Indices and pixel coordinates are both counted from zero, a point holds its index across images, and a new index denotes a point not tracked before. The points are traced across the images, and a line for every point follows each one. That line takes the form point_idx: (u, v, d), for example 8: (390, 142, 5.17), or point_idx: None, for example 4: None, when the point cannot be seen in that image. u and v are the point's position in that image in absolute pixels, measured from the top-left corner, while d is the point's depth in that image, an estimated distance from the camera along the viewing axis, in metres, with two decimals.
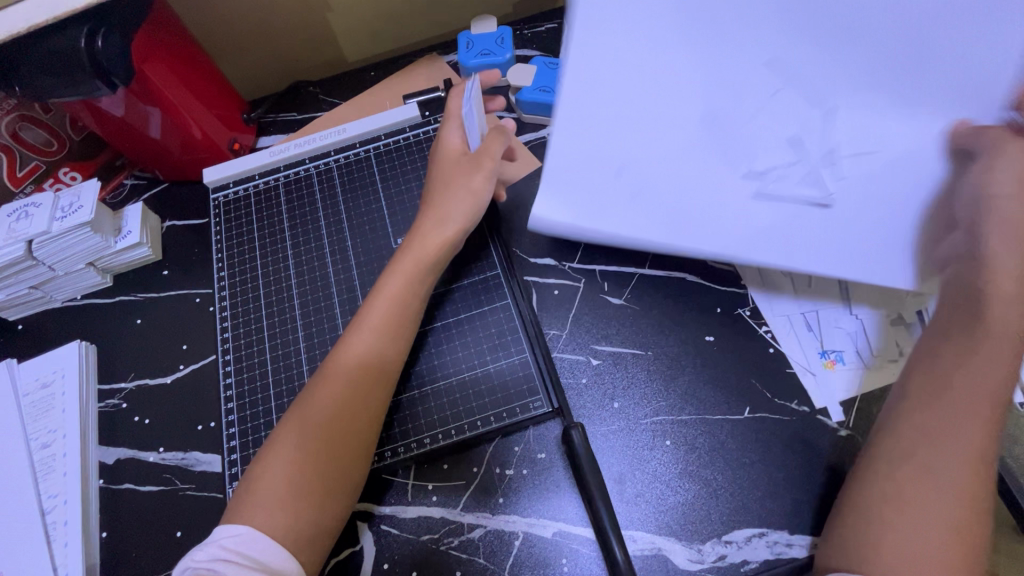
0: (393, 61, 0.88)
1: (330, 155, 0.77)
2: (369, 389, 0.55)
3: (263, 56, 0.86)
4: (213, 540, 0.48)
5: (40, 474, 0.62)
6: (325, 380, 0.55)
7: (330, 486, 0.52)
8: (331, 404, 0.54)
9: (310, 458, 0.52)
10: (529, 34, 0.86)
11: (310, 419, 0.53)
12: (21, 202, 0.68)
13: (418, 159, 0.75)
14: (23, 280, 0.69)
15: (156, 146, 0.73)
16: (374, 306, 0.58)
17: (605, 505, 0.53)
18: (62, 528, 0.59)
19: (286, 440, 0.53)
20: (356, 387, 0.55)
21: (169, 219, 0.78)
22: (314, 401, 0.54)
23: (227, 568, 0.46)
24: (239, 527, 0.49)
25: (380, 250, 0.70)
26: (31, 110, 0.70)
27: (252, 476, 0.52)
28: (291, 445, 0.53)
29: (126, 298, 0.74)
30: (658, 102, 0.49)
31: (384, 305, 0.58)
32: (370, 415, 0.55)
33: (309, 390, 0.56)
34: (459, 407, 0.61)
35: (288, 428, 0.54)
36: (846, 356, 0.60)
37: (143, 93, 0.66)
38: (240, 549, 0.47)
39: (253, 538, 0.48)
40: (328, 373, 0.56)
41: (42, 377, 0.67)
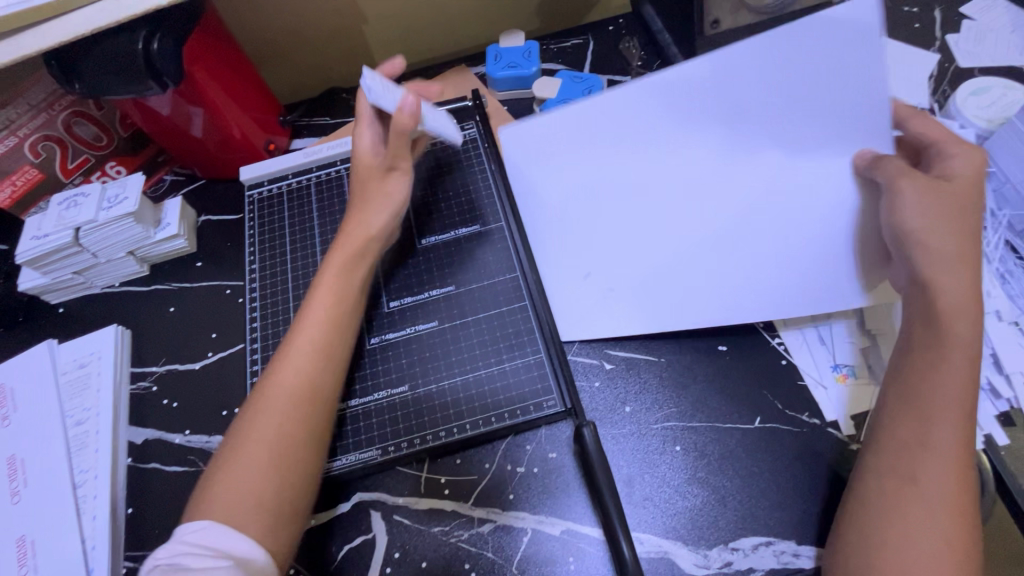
0: (423, 71, 0.92)
1: None
2: (311, 397, 0.57)
3: (301, 62, 0.90)
4: (177, 539, 0.50)
5: (73, 449, 0.65)
6: (275, 393, 0.57)
7: (283, 499, 0.53)
8: (279, 418, 0.55)
9: (265, 474, 0.53)
10: (555, 48, 0.89)
11: (259, 435, 0.55)
12: (71, 192, 0.72)
13: (444, 163, 0.78)
14: (68, 265, 0.73)
15: (196, 144, 0.77)
16: (309, 316, 0.61)
17: (613, 499, 0.54)
18: (92, 501, 0.62)
19: (237, 459, 0.54)
20: (302, 398, 0.56)
21: (204, 214, 0.82)
22: (264, 417, 0.56)
23: (192, 560, 0.48)
24: (200, 523, 0.51)
25: (403, 247, 0.72)
26: (84, 107, 0.75)
27: (203, 492, 0.53)
28: (245, 464, 0.54)
29: (160, 287, 0.77)
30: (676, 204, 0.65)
31: (319, 312, 0.61)
32: (316, 422, 0.56)
33: (255, 405, 0.57)
34: (466, 403, 0.62)
35: (240, 446, 0.55)
36: (858, 371, 0.60)
37: (189, 93, 0.70)
38: (202, 542, 0.49)
39: (214, 531, 0.50)
40: (269, 382, 0.58)
41: (80, 358, 0.71)
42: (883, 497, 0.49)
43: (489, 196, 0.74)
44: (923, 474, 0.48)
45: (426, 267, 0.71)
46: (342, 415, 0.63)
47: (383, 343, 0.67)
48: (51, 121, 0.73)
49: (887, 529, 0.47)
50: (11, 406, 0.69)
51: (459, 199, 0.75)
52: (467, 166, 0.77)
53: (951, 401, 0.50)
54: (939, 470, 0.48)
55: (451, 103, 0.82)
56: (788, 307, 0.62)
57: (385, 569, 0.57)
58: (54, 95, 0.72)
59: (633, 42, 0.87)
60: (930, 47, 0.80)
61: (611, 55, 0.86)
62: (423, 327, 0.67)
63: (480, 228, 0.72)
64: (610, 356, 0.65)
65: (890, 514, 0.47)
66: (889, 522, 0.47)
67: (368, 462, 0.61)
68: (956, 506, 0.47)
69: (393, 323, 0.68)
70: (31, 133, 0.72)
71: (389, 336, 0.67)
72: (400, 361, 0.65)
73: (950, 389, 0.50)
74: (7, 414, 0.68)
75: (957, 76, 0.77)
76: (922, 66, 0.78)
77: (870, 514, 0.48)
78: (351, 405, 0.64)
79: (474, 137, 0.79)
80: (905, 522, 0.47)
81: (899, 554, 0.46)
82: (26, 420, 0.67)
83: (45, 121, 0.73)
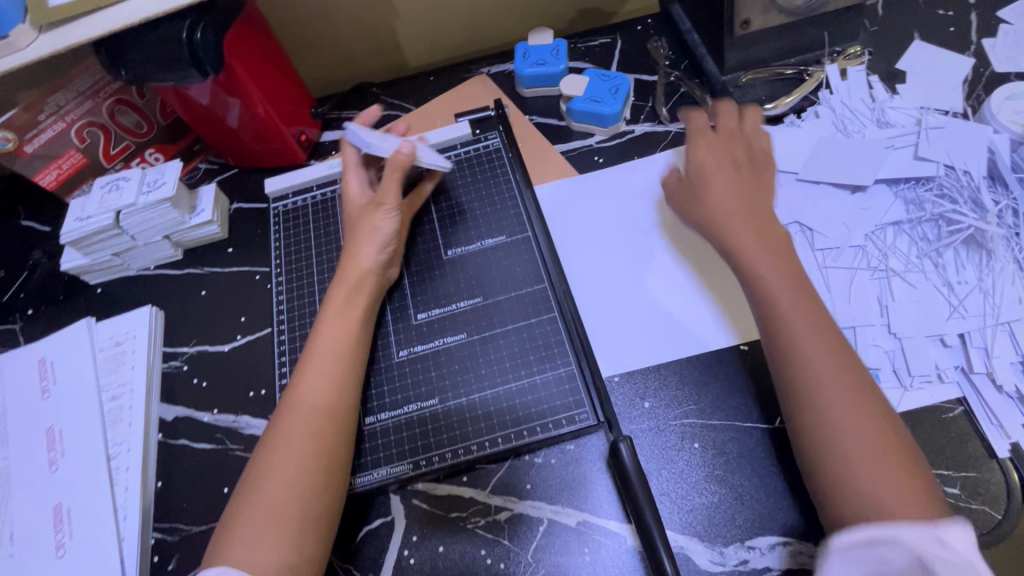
0: (452, 67, 0.93)
1: None
2: (321, 438, 0.55)
3: (333, 57, 0.92)
4: None
5: (108, 422, 0.68)
6: (285, 436, 0.56)
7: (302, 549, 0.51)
8: (291, 464, 0.54)
9: (278, 525, 0.51)
10: (582, 47, 0.89)
11: (271, 485, 0.53)
12: (113, 176, 0.75)
13: (469, 175, 0.78)
14: (107, 246, 0.76)
15: (232, 134, 0.80)
16: (312, 358, 0.60)
17: (657, 525, 0.51)
18: (124, 473, 0.65)
19: (250, 511, 0.52)
20: (312, 441, 0.55)
21: (237, 202, 0.84)
22: (275, 463, 0.54)
23: None
24: (222, 565, 0.49)
25: (430, 259, 0.72)
26: (128, 95, 0.78)
27: (216, 549, 0.51)
28: (258, 517, 0.52)
29: (193, 271, 0.80)
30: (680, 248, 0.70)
31: (325, 353, 0.60)
32: (328, 463, 0.55)
33: (264, 452, 0.56)
34: (494, 417, 0.62)
35: (252, 496, 0.53)
36: (883, 374, 0.60)
37: (227, 83, 0.72)
38: None
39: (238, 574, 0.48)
40: (281, 426, 0.57)
41: (116, 336, 0.74)
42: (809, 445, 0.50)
43: (515, 205, 0.75)
44: (826, 408, 0.49)
45: (453, 279, 0.70)
46: (371, 428, 0.62)
47: (412, 355, 0.66)
48: (96, 108, 0.76)
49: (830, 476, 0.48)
50: (52, 379, 0.71)
51: (484, 209, 0.75)
52: (493, 178, 0.77)
53: (816, 330, 0.52)
54: (841, 394, 0.49)
55: (474, 113, 0.83)
56: None
57: (403, 552, 0.58)
58: (99, 83, 0.75)
59: (662, 42, 0.87)
60: (964, 51, 0.79)
61: (639, 54, 0.87)
62: (451, 340, 0.66)
63: (505, 239, 0.72)
64: (631, 352, 0.65)
65: (832, 460, 0.48)
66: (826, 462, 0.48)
67: (399, 477, 0.60)
68: (874, 419, 0.48)
69: (421, 335, 0.67)
70: (77, 118, 0.75)
71: (418, 348, 0.67)
72: (431, 374, 0.65)
73: (801, 317, 0.53)
74: (47, 387, 0.71)
75: (992, 80, 0.76)
76: (956, 70, 0.77)
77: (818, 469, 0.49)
78: (379, 420, 0.63)
79: (497, 147, 0.80)
80: (845, 461, 0.47)
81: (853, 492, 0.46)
82: (64, 393, 0.70)
83: (90, 107, 0.76)
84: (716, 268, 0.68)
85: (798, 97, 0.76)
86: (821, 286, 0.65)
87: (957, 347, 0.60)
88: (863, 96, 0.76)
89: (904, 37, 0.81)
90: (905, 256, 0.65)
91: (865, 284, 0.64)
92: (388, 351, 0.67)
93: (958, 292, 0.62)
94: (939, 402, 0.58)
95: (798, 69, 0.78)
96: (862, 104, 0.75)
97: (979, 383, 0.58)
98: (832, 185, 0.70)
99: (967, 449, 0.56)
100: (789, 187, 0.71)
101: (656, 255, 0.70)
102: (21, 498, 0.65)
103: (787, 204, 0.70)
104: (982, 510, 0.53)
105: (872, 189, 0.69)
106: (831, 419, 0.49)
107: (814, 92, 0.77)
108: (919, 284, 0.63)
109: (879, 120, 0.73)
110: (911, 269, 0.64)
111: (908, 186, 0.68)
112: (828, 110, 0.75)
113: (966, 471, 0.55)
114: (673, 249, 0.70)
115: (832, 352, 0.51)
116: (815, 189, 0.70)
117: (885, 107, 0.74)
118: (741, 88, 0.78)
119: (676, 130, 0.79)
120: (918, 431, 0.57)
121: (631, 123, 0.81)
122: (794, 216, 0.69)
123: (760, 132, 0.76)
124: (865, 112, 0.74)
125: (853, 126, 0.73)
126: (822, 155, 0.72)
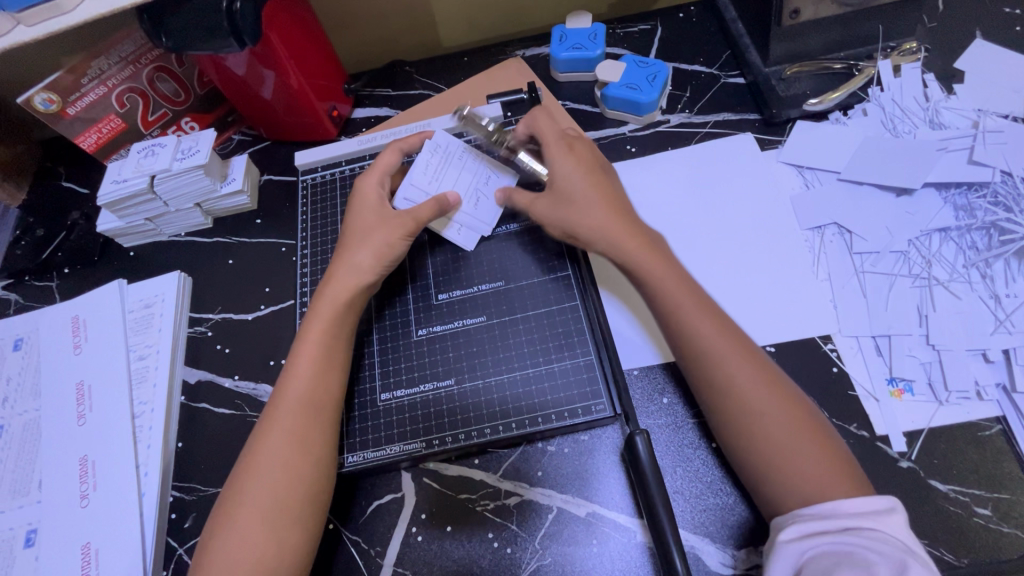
0: (486, 48, 0.92)
1: None
2: (307, 442, 0.55)
3: (368, 34, 0.92)
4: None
5: (135, 381, 0.70)
6: (270, 439, 0.55)
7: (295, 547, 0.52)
8: (281, 468, 0.54)
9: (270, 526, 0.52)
10: (621, 32, 0.87)
11: (262, 490, 0.53)
12: (150, 142, 0.76)
13: None
14: (141, 211, 0.77)
15: (266, 106, 0.80)
16: (292, 365, 0.59)
17: (664, 505, 0.50)
18: (147, 431, 0.67)
19: (241, 512, 0.53)
20: (298, 444, 0.55)
21: (267, 174, 0.85)
22: (263, 469, 0.54)
23: None
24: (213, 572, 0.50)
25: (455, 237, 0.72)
26: (168, 63, 0.78)
27: (204, 549, 0.52)
28: (245, 524, 0.52)
29: (222, 239, 0.81)
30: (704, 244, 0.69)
31: (307, 356, 0.59)
32: (318, 464, 0.55)
33: (251, 458, 0.55)
34: (507, 405, 0.61)
35: (242, 499, 0.53)
36: (916, 387, 0.57)
37: (264, 55, 0.72)
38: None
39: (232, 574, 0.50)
40: (266, 432, 0.56)
41: (146, 299, 0.76)
42: (744, 452, 0.52)
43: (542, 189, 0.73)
44: (768, 422, 0.51)
45: (476, 261, 0.70)
46: (388, 405, 0.63)
47: (430, 335, 0.66)
48: (136, 75, 0.77)
49: (773, 474, 0.50)
50: (83, 336, 0.74)
51: None
52: None
53: (755, 372, 0.53)
54: (762, 402, 0.52)
55: (506, 95, 0.81)
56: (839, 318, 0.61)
57: (412, 528, 0.58)
58: (141, 49, 0.75)
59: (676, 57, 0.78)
60: None
61: (679, 42, 0.84)
62: (471, 321, 0.66)
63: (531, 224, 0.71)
64: (652, 347, 0.63)
65: (783, 466, 0.50)
66: (772, 470, 0.50)
67: (411, 455, 0.60)
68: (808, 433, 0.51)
69: (441, 316, 0.67)
70: (118, 84, 0.76)
71: (436, 328, 0.66)
72: (448, 355, 0.65)
73: (734, 359, 0.53)
74: (78, 343, 0.73)
75: None
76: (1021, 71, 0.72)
77: (753, 470, 0.51)
78: (394, 397, 0.63)
79: None
80: (799, 469, 0.49)
81: (793, 488, 0.49)
82: (94, 350, 0.72)
83: (131, 74, 0.76)
84: (743, 269, 0.66)
85: (846, 93, 0.72)
86: (855, 291, 0.63)
87: (1001, 363, 0.57)
88: (917, 95, 0.72)
89: (965, 34, 0.76)
90: (950, 265, 0.62)
91: (904, 292, 0.61)
92: (406, 328, 0.67)
93: (1006, 306, 0.59)
94: (975, 419, 0.55)
95: (847, 63, 0.74)
96: (915, 103, 0.71)
97: (1021, 402, 0.55)
98: (876, 187, 0.67)
99: (1002, 469, 0.53)
100: (830, 187, 0.68)
101: (686, 251, 0.69)
102: (49, 449, 0.67)
103: (826, 204, 0.67)
104: (1013, 533, 0.51)
105: (920, 193, 0.65)
106: (774, 431, 0.51)
107: (863, 88, 0.74)
108: (963, 295, 0.60)
109: (932, 121, 0.69)
110: (956, 279, 0.61)
111: (959, 192, 0.65)
112: (877, 108, 0.72)
113: (998, 493, 0.52)
114: (701, 246, 0.69)
115: (759, 378, 0.53)
116: (856, 190, 0.67)
117: (939, 107, 0.70)
118: (785, 82, 0.75)
119: (713, 123, 0.77)
120: (951, 447, 0.55)
121: (667, 113, 0.79)
122: (832, 217, 0.66)
123: (801, 128, 0.73)
124: (917, 112, 0.71)
125: (903, 125, 0.70)
126: (867, 155, 0.68)
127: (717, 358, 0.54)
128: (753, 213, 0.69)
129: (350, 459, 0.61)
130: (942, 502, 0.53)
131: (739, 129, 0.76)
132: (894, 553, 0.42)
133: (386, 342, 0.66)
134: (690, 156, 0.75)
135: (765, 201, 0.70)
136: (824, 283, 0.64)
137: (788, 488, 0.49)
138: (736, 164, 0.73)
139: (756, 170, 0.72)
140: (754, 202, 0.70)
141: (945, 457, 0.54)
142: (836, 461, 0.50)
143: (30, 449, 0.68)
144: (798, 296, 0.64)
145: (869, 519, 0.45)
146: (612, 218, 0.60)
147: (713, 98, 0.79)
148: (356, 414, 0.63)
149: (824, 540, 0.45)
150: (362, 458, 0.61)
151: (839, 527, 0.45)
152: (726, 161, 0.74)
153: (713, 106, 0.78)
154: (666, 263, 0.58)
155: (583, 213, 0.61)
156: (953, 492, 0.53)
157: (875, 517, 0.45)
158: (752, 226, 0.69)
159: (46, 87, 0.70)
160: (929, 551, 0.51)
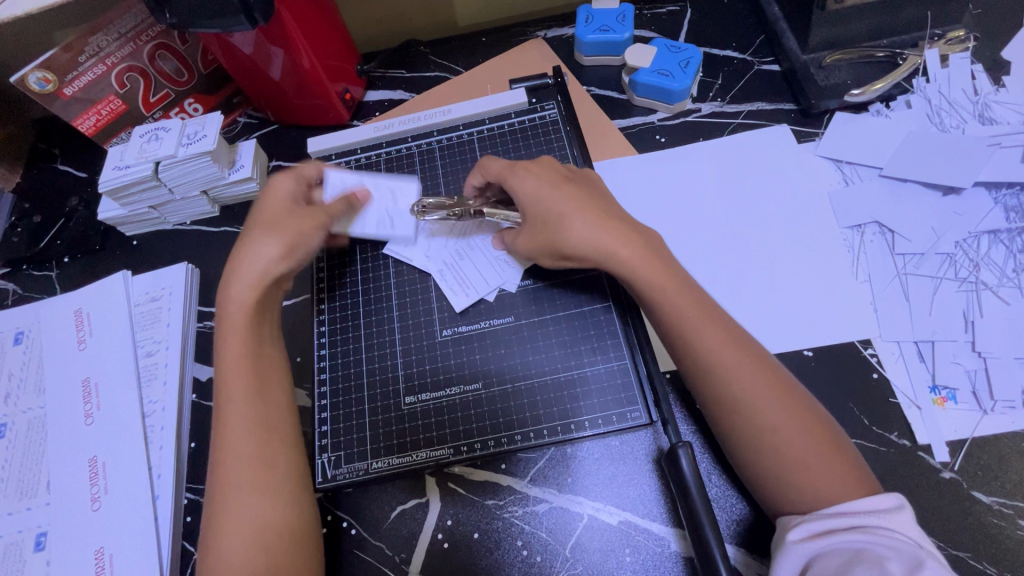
0: (506, 28, 0.87)
1: (432, 135, 0.76)
2: (269, 464, 0.52)
3: (381, 13, 0.86)
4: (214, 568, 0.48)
5: (144, 378, 0.67)
6: (231, 430, 0.52)
7: (291, 526, 0.51)
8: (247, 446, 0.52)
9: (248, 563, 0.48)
10: (649, 14, 0.82)
11: (238, 467, 0.51)
12: (152, 125, 0.72)
13: (524, 147, 0.73)
14: (145, 199, 0.73)
15: (275, 87, 0.75)
16: (226, 356, 0.55)
17: (709, 521, 0.47)
18: (159, 432, 0.64)
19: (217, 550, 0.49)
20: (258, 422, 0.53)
21: (275, 160, 0.81)
22: (231, 493, 0.50)
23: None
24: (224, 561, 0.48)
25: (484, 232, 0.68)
26: (170, 40, 0.73)
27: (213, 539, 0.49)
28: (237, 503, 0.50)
29: (230, 229, 0.77)
30: (739, 243, 0.66)
31: (239, 375, 0.54)
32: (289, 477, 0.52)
33: (214, 492, 0.51)
34: (538, 409, 0.59)
35: (215, 535, 0.49)
36: (959, 395, 0.56)
37: (273, 33, 0.67)
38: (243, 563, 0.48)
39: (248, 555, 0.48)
40: (220, 455, 0.52)
41: (153, 292, 0.72)
42: (744, 454, 0.50)
43: None
44: (752, 418, 0.49)
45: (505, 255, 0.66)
46: (413, 407, 0.61)
47: (456, 336, 0.64)
48: (136, 53, 0.72)
49: (776, 484, 0.48)
50: (87, 330, 0.70)
51: None
52: (548, 149, 0.72)
53: (744, 368, 0.50)
54: (763, 394, 0.49)
55: (531, 79, 0.76)
56: (877, 320, 0.60)
57: (437, 535, 0.56)
58: (142, 25, 0.70)
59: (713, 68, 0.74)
60: None
61: (712, 25, 0.80)
62: (498, 322, 0.64)
63: None
64: None
65: (782, 475, 0.47)
66: (767, 466, 0.48)
67: (438, 461, 0.58)
68: (815, 431, 0.48)
69: (465, 316, 0.64)
70: (118, 62, 0.71)
71: (463, 329, 0.64)
72: (474, 358, 0.62)
73: (724, 363, 0.50)
74: (83, 338, 0.70)
75: None
76: None
77: (755, 469, 0.49)
78: (419, 400, 0.61)
79: (555, 118, 0.74)
80: (797, 474, 0.47)
81: (793, 489, 0.47)
82: (99, 346, 0.69)
83: (131, 52, 0.71)
84: (779, 269, 0.64)
85: (890, 84, 0.69)
86: (897, 293, 0.60)
87: None
88: (965, 87, 0.69)
89: (1014, 21, 0.73)
90: (999, 268, 0.60)
91: (950, 295, 0.59)
92: (430, 327, 0.64)
93: None
94: (1020, 429, 0.54)
95: (891, 52, 0.71)
96: (963, 95, 0.68)
97: None
98: (921, 184, 0.64)
99: None
100: (871, 183, 0.66)
101: (720, 249, 0.66)
102: (56, 449, 0.65)
103: (867, 201, 0.65)
104: None
105: (969, 192, 0.63)
106: (759, 430, 0.49)
107: (907, 79, 0.70)
108: (1012, 300, 0.58)
109: (981, 116, 0.67)
110: (1005, 284, 0.59)
111: (1011, 191, 0.62)
112: (923, 100, 0.69)
113: None
114: (735, 244, 0.66)
115: (754, 369, 0.50)
116: (900, 187, 0.65)
117: (989, 101, 0.68)
118: (825, 70, 0.72)
119: (747, 113, 0.73)
120: (996, 458, 0.53)
121: (698, 101, 0.75)
122: (873, 215, 0.64)
123: (841, 120, 0.70)
124: (966, 105, 0.68)
125: (951, 119, 0.67)
126: (912, 151, 0.65)
127: (699, 359, 0.51)
128: (790, 211, 0.67)
129: (373, 465, 0.59)
130: (985, 515, 0.51)
131: (773, 119, 0.72)
132: (907, 550, 0.40)
133: (411, 352, 0.63)
134: (724, 148, 0.72)
135: (803, 197, 0.67)
136: (864, 285, 0.61)
137: (787, 495, 0.47)
138: (774, 158, 0.70)
139: (793, 164, 0.69)
140: (792, 199, 0.67)
141: (989, 469, 0.53)
142: (841, 460, 0.47)
143: (36, 449, 0.65)
144: (835, 298, 0.61)
145: (875, 517, 0.43)
146: (603, 235, 0.55)
147: (747, 86, 0.75)
148: (379, 418, 0.61)
149: (833, 540, 0.43)
150: (386, 463, 0.59)
151: (850, 528, 0.43)
152: (761, 154, 0.70)
153: (747, 94, 0.75)
154: (657, 257, 0.55)
155: (572, 225, 0.56)
156: (997, 504, 0.51)
157: (883, 516, 0.43)
158: (791, 225, 0.66)
159: (41, 66, 0.65)
160: (972, 564, 0.50)
